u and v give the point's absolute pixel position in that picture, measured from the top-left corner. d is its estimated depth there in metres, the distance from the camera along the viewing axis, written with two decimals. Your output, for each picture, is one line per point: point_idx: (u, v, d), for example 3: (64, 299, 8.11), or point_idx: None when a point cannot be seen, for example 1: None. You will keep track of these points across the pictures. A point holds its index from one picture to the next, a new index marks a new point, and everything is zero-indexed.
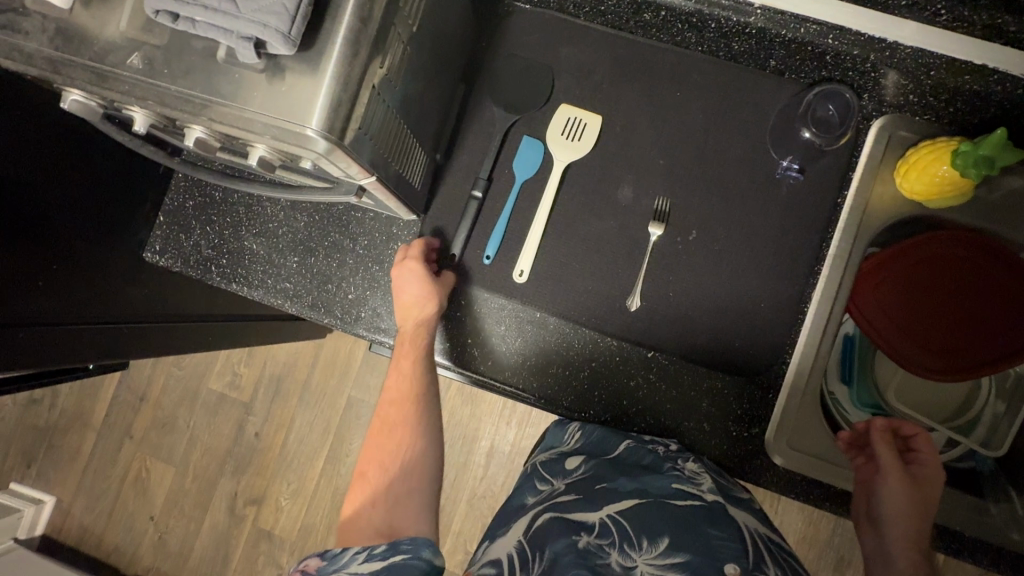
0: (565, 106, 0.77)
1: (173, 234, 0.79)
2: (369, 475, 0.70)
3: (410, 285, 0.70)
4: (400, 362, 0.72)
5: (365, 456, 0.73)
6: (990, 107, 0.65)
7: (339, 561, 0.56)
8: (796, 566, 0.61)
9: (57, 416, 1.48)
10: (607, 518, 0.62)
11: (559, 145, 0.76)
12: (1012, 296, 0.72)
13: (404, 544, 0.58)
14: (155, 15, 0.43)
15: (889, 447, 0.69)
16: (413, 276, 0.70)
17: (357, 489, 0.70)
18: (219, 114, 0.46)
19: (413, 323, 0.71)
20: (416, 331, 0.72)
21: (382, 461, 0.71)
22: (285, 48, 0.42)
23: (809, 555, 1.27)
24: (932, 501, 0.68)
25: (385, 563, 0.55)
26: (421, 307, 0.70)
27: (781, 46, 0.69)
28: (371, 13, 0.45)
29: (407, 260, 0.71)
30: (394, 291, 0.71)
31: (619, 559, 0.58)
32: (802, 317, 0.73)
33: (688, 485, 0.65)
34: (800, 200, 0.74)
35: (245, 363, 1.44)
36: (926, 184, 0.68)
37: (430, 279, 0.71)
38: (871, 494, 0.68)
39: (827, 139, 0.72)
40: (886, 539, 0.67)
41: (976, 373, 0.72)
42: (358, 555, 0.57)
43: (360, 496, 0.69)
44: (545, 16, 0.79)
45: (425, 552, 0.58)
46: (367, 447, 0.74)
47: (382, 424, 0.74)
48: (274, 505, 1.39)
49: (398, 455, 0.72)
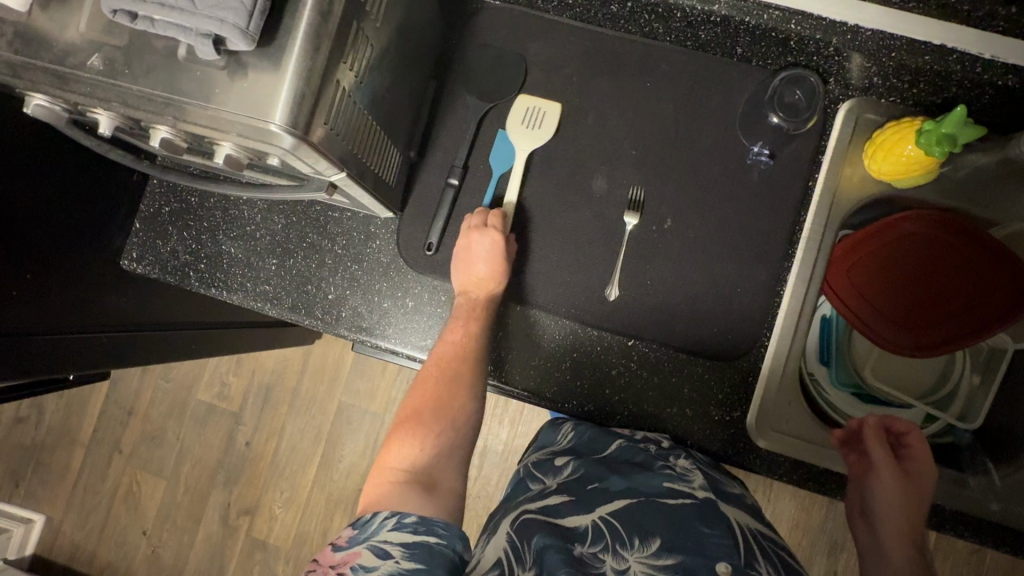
0: (524, 97, 0.78)
1: (150, 241, 0.79)
2: (422, 416, 0.71)
3: (490, 260, 0.71)
4: (466, 326, 0.71)
5: (415, 399, 0.73)
6: (953, 87, 0.66)
7: (369, 529, 0.58)
8: (789, 559, 0.62)
9: (44, 433, 1.46)
10: (600, 521, 0.62)
11: (521, 135, 0.77)
12: (979, 273, 0.74)
13: (436, 526, 0.60)
14: (113, 14, 0.43)
15: (881, 444, 0.69)
16: (494, 252, 0.71)
17: (407, 425, 0.71)
18: (184, 113, 0.46)
19: (482, 296, 0.72)
20: (484, 303, 0.72)
21: (436, 409, 0.71)
22: (244, 43, 0.43)
23: (803, 542, 1.28)
24: (925, 496, 0.68)
25: (415, 538, 0.58)
26: (492, 282, 0.72)
27: (745, 33, 0.71)
28: (331, 8, 0.46)
29: (489, 230, 0.72)
30: (468, 260, 0.71)
31: (613, 564, 0.58)
32: (777, 302, 0.74)
33: (680, 483, 0.66)
34: (772, 184, 0.75)
35: (234, 372, 1.43)
36: (893, 163, 0.69)
37: (505, 257, 0.72)
38: (865, 489, 0.69)
39: (794, 124, 0.73)
40: (879, 534, 0.68)
41: (958, 345, 0.73)
42: (388, 521, 0.59)
43: (407, 436, 0.70)
44: (514, 12, 0.80)
45: (455, 542, 0.59)
46: (419, 390, 0.73)
47: (440, 377, 0.71)
48: (267, 514, 1.38)
49: (451, 409, 0.71)
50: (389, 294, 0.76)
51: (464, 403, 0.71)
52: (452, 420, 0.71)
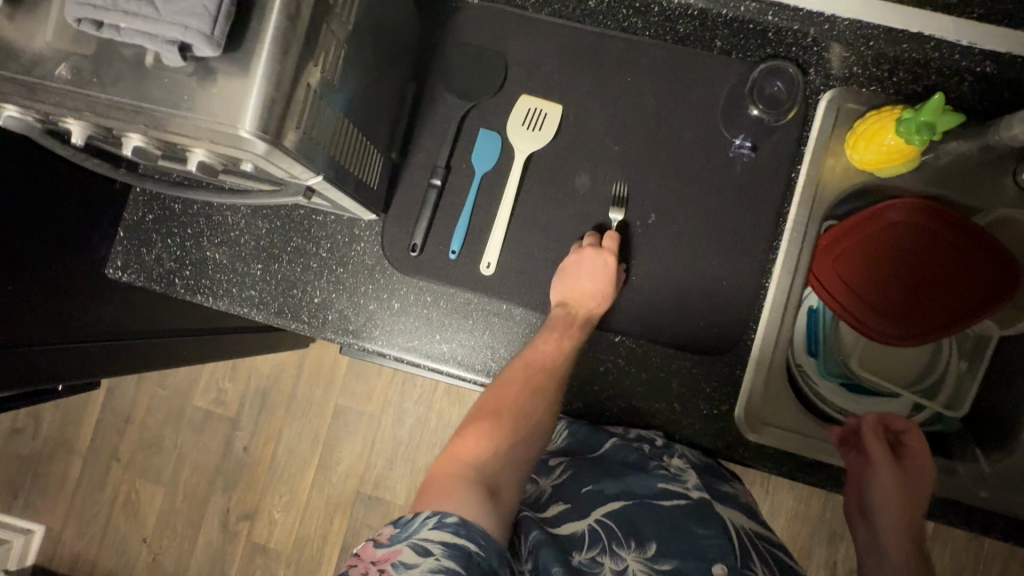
0: (525, 97, 0.77)
1: (134, 249, 0.79)
2: (502, 420, 0.66)
3: (600, 277, 0.70)
4: (560, 339, 0.69)
5: (491, 402, 0.67)
6: (931, 75, 0.67)
7: (412, 527, 0.53)
8: (777, 556, 0.66)
9: (41, 443, 1.46)
10: (596, 525, 0.64)
11: (519, 135, 0.76)
12: (964, 260, 0.73)
13: (478, 534, 0.53)
14: (78, 23, 0.43)
15: (880, 444, 0.71)
16: (603, 271, 0.70)
17: (482, 425, 0.66)
18: (153, 120, 0.46)
19: (582, 312, 0.71)
20: (582, 321, 0.71)
21: (516, 414, 0.66)
22: (210, 48, 0.43)
23: (801, 533, 1.28)
24: (924, 496, 0.69)
25: (454, 542, 0.52)
26: (594, 302, 0.70)
27: (723, 26, 0.71)
28: (299, 11, 0.45)
29: (605, 252, 0.71)
30: (576, 273, 0.70)
31: (612, 565, 0.61)
32: (763, 294, 0.74)
33: (673, 483, 0.67)
34: (755, 177, 0.75)
35: (230, 378, 1.43)
36: (875, 153, 0.68)
37: (612, 281, 0.71)
38: (864, 488, 0.71)
39: (775, 115, 0.72)
40: (878, 529, 0.71)
41: (946, 331, 0.73)
42: (429, 520, 0.53)
43: (479, 435, 0.65)
44: (492, 10, 0.80)
45: (494, 554, 0.53)
46: (496, 392, 0.68)
47: (522, 384, 0.67)
48: (267, 518, 1.39)
49: (529, 418, 0.67)
50: (374, 296, 0.76)
51: (545, 409, 0.67)
52: (530, 428, 0.66)
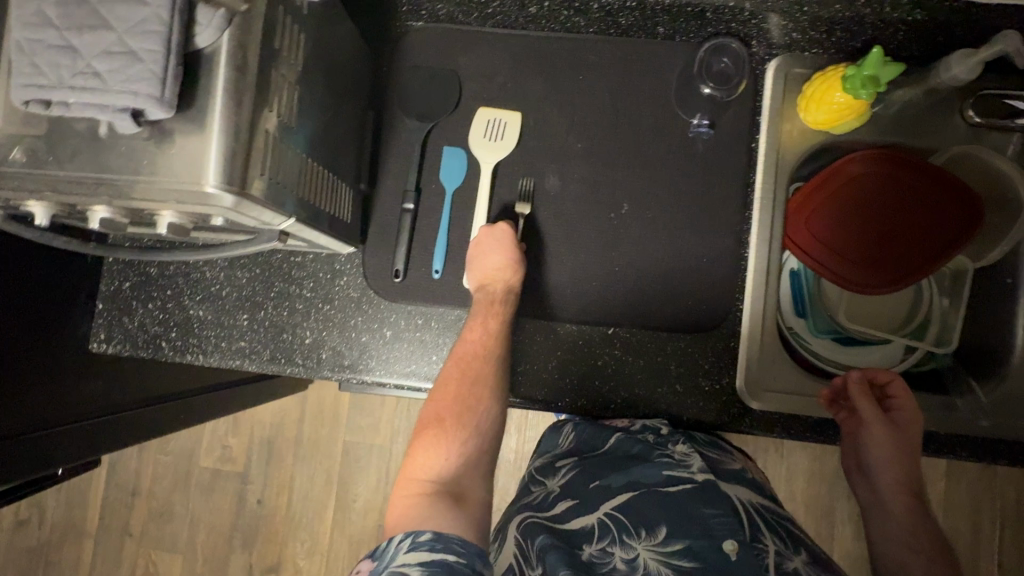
0: (483, 109, 0.78)
1: (116, 318, 0.79)
2: (445, 422, 0.67)
3: (503, 248, 0.72)
4: (485, 324, 0.70)
5: (437, 403, 0.69)
6: (867, 29, 0.70)
7: (386, 556, 0.52)
8: (790, 526, 0.65)
9: (48, 531, 1.42)
10: (606, 518, 0.63)
11: (482, 148, 0.77)
12: (930, 202, 0.76)
13: (454, 542, 0.54)
14: (27, 105, 0.43)
15: (869, 398, 0.71)
16: (505, 242, 0.72)
17: (429, 433, 0.67)
18: (115, 188, 0.46)
19: (501, 288, 0.71)
20: (503, 296, 0.71)
21: (459, 411, 0.67)
22: (162, 110, 0.43)
23: (823, 492, 1.29)
24: (916, 444, 0.70)
25: (433, 556, 0.51)
26: (510, 272, 0.71)
27: (663, 12, 0.74)
28: (245, 60, 0.45)
29: (498, 224, 0.74)
30: (481, 254, 0.72)
31: (622, 554, 0.60)
32: (744, 264, 0.75)
33: (679, 470, 0.66)
34: (716, 153, 0.77)
35: (232, 433, 1.41)
36: (826, 112, 0.70)
37: (516, 248, 0.72)
38: (858, 443, 0.72)
39: (725, 91, 0.75)
40: (876, 482, 0.72)
41: (920, 274, 0.75)
42: (402, 544, 0.53)
43: (431, 443, 0.66)
44: (437, 29, 0.81)
45: (477, 561, 0.53)
46: (440, 392, 0.69)
47: (460, 378, 0.68)
48: (292, 568, 1.36)
49: (475, 413, 0.68)
50: (365, 328, 0.76)
51: (487, 398, 0.68)
52: (477, 423, 0.68)
